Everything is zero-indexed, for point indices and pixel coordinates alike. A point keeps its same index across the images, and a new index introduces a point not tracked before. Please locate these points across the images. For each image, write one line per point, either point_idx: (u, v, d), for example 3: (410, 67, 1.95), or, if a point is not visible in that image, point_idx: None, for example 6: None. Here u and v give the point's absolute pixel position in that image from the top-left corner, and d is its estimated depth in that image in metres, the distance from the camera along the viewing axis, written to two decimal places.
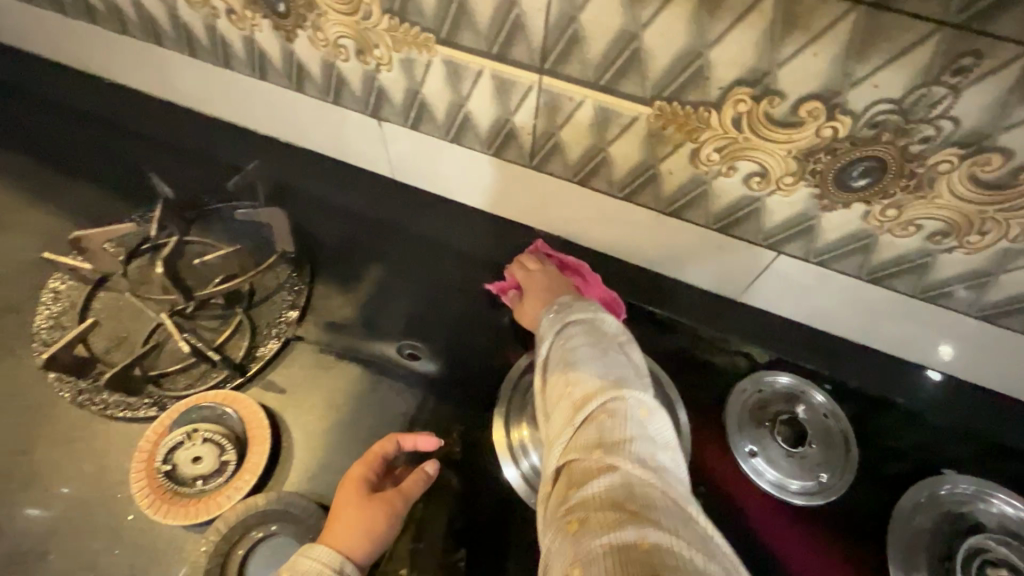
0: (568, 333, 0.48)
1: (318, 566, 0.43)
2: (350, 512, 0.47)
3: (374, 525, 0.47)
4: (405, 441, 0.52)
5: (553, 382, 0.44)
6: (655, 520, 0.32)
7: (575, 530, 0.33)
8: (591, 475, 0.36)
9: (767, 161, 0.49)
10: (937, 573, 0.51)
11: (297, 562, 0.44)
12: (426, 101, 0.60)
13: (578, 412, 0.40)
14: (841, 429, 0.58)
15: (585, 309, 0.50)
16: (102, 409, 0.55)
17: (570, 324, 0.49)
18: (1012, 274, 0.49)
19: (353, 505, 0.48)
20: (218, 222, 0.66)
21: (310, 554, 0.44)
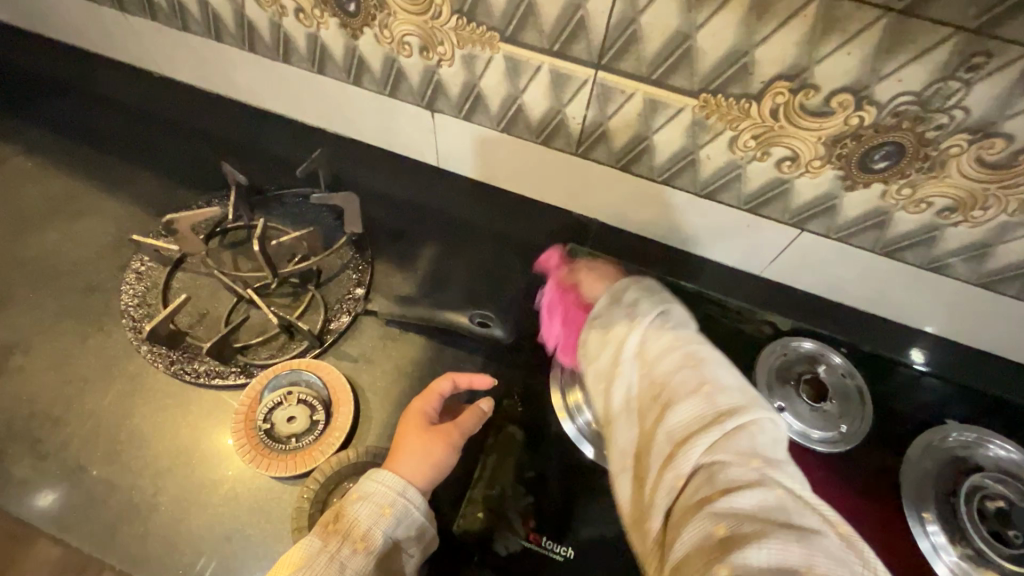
0: (675, 322, 0.50)
1: (384, 487, 0.49)
2: (411, 441, 0.53)
3: (433, 453, 0.52)
4: (460, 380, 0.57)
5: (675, 376, 0.44)
6: (816, 541, 0.35)
7: (727, 537, 0.35)
8: (742, 486, 0.37)
9: (798, 146, 0.55)
10: (944, 507, 0.59)
11: (365, 484, 0.49)
12: (482, 94, 0.65)
13: (719, 416, 0.41)
14: (856, 386, 0.66)
15: (665, 297, 0.53)
16: (194, 376, 0.60)
17: (670, 309, 0.51)
18: (1008, 245, 0.56)
19: (412, 436, 0.53)
20: (284, 207, 0.71)
21: (376, 477, 0.50)
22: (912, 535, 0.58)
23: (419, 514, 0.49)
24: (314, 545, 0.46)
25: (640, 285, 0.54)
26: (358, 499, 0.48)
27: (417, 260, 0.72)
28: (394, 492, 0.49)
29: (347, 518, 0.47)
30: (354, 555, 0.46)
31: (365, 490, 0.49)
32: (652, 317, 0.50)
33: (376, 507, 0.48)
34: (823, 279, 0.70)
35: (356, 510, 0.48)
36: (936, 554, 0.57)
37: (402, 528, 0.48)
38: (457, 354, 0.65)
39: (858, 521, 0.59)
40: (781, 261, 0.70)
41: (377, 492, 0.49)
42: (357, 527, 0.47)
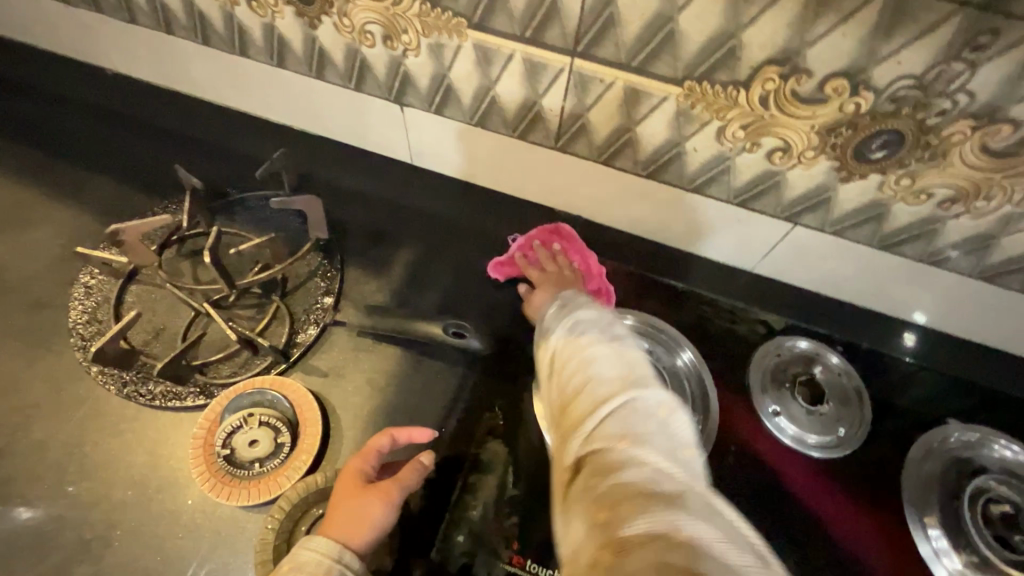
0: (580, 319, 0.50)
1: (315, 557, 0.44)
2: (345, 504, 0.48)
3: (367, 516, 0.47)
4: (399, 435, 0.53)
5: (568, 372, 0.46)
6: (686, 511, 0.35)
7: (604, 517, 0.35)
8: (618, 466, 0.38)
9: (790, 137, 0.51)
10: (947, 512, 0.56)
11: (297, 553, 0.44)
12: (452, 86, 0.61)
13: (595, 406, 0.42)
14: (854, 386, 0.62)
15: (585, 300, 0.53)
16: (150, 399, 0.56)
17: (580, 310, 0.52)
18: (1012, 237, 0.53)
19: (345, 499, 0.48)
20: (245, 212, 0.66)
21: (308, 546, 0.44)
22: (913, 540, 0.56)
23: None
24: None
25: (569, 296, 0.55)
26: (287, 572, 0.43)
27: (391, 264, 0.67)
28: (328, 562, 0.44)
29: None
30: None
31: (298, 559, 0.44)
32: (559, 321, 0.51)
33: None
34: (818, 274, 0.67)
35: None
36: (937, 559, 0.55)
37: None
38: (435, 365, 0.61)
39: (860, 529, 0.56)
40: (774, 256, 0.67)
41: (311, 560, 0.43)
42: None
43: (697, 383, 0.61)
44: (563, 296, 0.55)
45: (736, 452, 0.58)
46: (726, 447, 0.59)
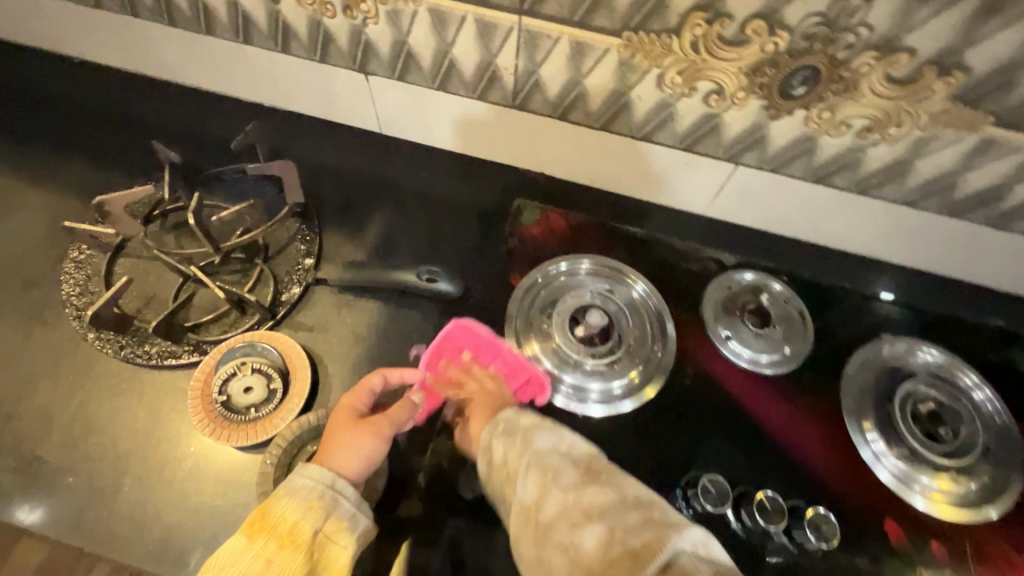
0: (553, 459, 0.49)
1: (311, 481, 0.48)
2: (338, 435, 0.53)
3: (359, 445, 0.52)
4: (390, 375, 0.58)
5: (576, 525, 0.43)
6: None
7: None
8: None
9: (722, 79, 0.56)
10: (881, 415, 0.63)
11: (293, 478, 0.49)
12: (412, 51, 0.64)
13: (631, 558, 0.39)
14: (797, 310, 0.68)
15: (538, 428, 0.53)
16: (147, 358, 0.59)
17: (540, 445, 0.51)
18: (926, 161, 0.59)
19: (340, 431, 0.53)
20: (223, 185, 0.69)
21: (304, 471, 0.49)
22: (856, 447, 0.61)
23: (351, 504, 0.49)
24: (237, 545, 0.45)
25: (510, 418, 0.54)
26: (284, 493, 0.47)
27: (366, 227, 0.72)
28: (321, 485, 0.48)
29: (272, 514, 0.46)
30: (282, 550, 0.45)
31: (294, 484, 0.48)
32: (525, 466, 0.49)
33: (304, 500, 0.47)
34: (764, 212, 0.72)
35: (281, 505, 0.47)
36: (878, 461, 0.60)
37: (332, 521, 0.48)
38: (413, 315, 0.66)
39: (809, 435, 0.62)
40: (722, 198, 0.72)
41: (305, 485, 0.48)
42: (284, 521, 0.46)
43: (657, 318, 0.66)
44: (506, 421, 0.54)
45: (692, 374, 0.64)
46: (683, 370, 0.64)
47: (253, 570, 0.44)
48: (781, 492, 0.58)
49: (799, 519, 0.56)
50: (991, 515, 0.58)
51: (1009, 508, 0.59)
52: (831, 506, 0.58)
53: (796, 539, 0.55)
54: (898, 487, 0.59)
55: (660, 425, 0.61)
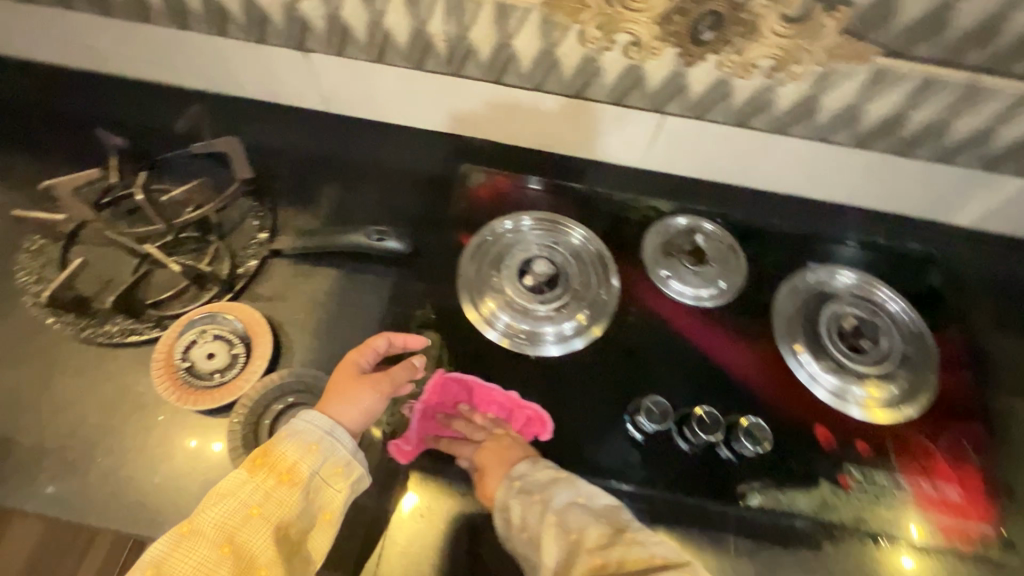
0: (577, 519, 0.51)
1: (311, 426, 0.50)
2: (340, 388, 0.55)
3: (360, 400, 0.54)
4: (394, 338, 0.60)
5: None
6: None
7: None
8: None
9: (637, 30, 0.60)
10: (810, 336, 0.68)
11: (294, 423, 0.50)
12: (347, 25, 0.67)
13: None
14: (730, 246, 0.74)
15: (558, 484, 0.55)
16: (109, 337, 0.61)
17: (560, 502, 0.53)
18: (829, 96, 0.64)
19: (343, 385, 0.55)
20: (173, 169, 0.71)
21: (306, 417, 0.51)
22: (791, 369, 0.66)
23: (347, 451, 0.50)
24: (237, 478, 0.47)
25: (528, 475, 0.56)
26: (286, 435, 0.49)
27: (319, 201, 0.74)
28: (321, 430, 0.50)
29: (274, 452, 0.48)
30: (280, 487, 0.47)
31: (294, 427, 0.50)
32: (547, 525, 0.52)
33: (304, 442, 0.49)
34: (696, 160, 0.77)
35: (282, 445, 0.48)
36: (813, 380, 0.66)
37: (329, 465, 0.49)
38: (369, 279, 0.69)
39: (747, 358, 0.67)
40: (656, 149, 0.76)
41: (306, 429, 0.50)
42: (284, 460, 0.48)
43: (601, 264, 0.70)
44: (523, 479, 0.56)
45: (635, 312, 0.68)
46: (627, 309, 0.69)
47: (251, 501, 0.46)
48: (721, 410, 0.63)
49: (733, 430, 0.61)
50: (911, 411, 0.65)
51: (924, 403, 0.65)
52: (768, 419, 0.63)
53: (734, 451, 0.59)
54: (833, 401, 0.65)
55: (609, 360, 0.65)
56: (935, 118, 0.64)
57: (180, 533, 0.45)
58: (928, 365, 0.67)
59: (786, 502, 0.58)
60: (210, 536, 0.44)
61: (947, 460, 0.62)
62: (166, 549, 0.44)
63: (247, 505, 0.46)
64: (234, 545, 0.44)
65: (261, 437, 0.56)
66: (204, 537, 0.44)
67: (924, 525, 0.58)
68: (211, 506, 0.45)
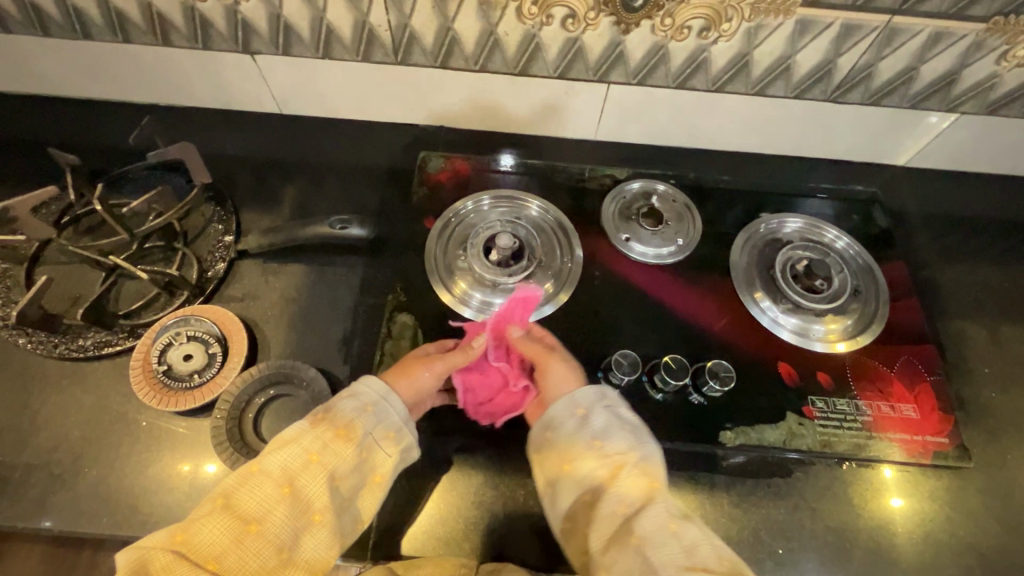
0: (656, 472, 0.50)
1: (369, 390, 0.53)
2: (404, 364, 0.58)
3: (419, 376, 0.57)
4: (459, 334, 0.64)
5: None
6: None
7: None
8: None
9: (571, 3, 0.63)
10: (769, 282, 0.71)
11: (355, 385, 0.53)
12: (289, 23, 0.68)
13: None
14: (685, 204, 0.76)
15: (645, 434, 0.53)
16: (84, 351, 0.61)
17: (646, 449, 0.51)
18: (760, 50, 0.67)
19: (407, 361, 0.58)
20: (131, 182, 0.71)
21: (365, 382, 0.54)
22: (756, 317, 0.69)
23: (399, 417, 0.52)
24: (302, 427, 0.48)
25: (619, 405, 0.55)
26: (346, 395, 0.52)
27: (282, 201, 0.76)
28: (377, 394, 0.52)
29: (336, 410, 0.50)
30: (338, 440, 0.48)
31: (354, 389, 0.53)
32: (630, 460, 0.50)
33: (361, 402, 0.51)
34: (645, 127, 0.80)
35: (343, 405, 0.51)
36: (776, 324, 0.69)
37: (381, 428, 0.51)
38: (339, 271, 0.71)
39: (709, 307, 0.70)
40: (606, 120, 0.79)
41: (364, 390, 0.52)
42: (343, 417, 0.50)
43: (564, 235, 0.72)
44: (616, 405, 0.55)
45: (601, 275, 0.71)
46: (593, 273, 0.71)
47: (312, 448, 0.47)
48: (689, 358, 0.66)
49: (700, 373, 0.63)
50: (867, 340, 0.68)
51: (878, 332, 0.69)
52: (734, 361, 0.66)
53: (703, 393, 0.62)
54: (795, 340, 0.68)
55: (578, 323, 0.68)
56: (861, 62, 0.68)
57: (247, 470, 0.46)
58: (878, 296, 0.71)
59: (757, 435, 0.61)
60: (274, 476, 0.45)
61: (903, 382, 0.66)
62: (232, 484, 0.45)
63: (310, 452, 0.47)
64: (294, 488, 0.45)
65: (246, 430, 0.57)
66: (270, 476, 0.45)
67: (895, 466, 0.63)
68: (277, 450, 0.47)
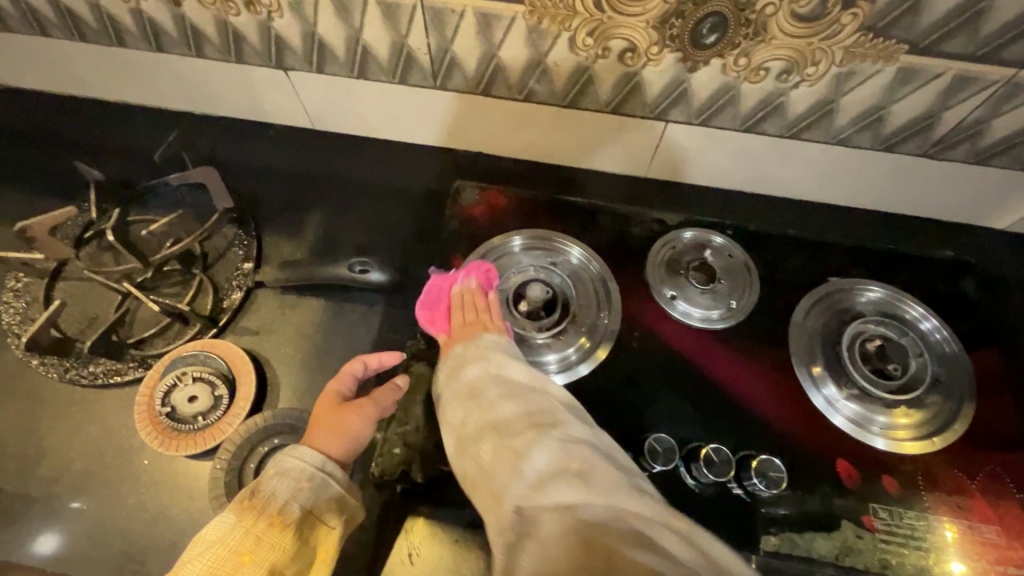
0: (480, 381, 0.50)
1: (301, 463, 0.47)
2: (330, 419, 0.53)
3: (353, 427, 0.52)
4: (370, 361, 0.58)
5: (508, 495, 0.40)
6: None
7: None
8: None
9: (632, 36, 0.56)
10: (830, 357, 0.63)
11: (284, 459, 0.47)
12: (323, 40, 0.63)
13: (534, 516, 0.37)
14: (742, 261, 0.68)
15: (474, 361, 0.53)
16: (94, 379, 0.60)
17: (470, 374, 0.51)
18: (849, 97, 0.58)
19: (330, 416, 0.53)
20: (156, 198, 0.69)
21: (295, 452, 0.48)
22: (809, 396, 0.61)
23: (340, 487, 0.48)
24: (225, 521, 0.44)
25: (459, 356, 0.54)
26: (273, 474, 0.46)
27: (306, 225, 0.72)
28: (313, 466, 0.47)
29: (263, 493, 0.45)
30: (271, 530, 0.44)
31: (282, 464, 0.47)
32: (455, 392, 0.51)
33: (293, 481, 0.46)
34: (703, 167, 0.72)
35: (270, 486, 0.45)
36: (831, 407, 0.61)
37: (321, 501, 0.47)
38: (357, 308, 0.66)
39: (761, 385, 0.62)
40: (659, 157, 0.71)
41: (294, 467, 0.47)
42: (274, 502, 0.45)
43: (602, 286, 0.66)
44: (455, 359, 0.54)
45: (639, 337, 0.64)
46: (631, 334, 0.64)
47: (241, 548, 0.43)
48: (732, 445, 0.59)
49: (746, 467, 0.56)
50: (940, 444, 0.59)
51: (957, 434, 0.60)
52: (783, 452, 0.58)
53: (747, 489, 0.55)
54: (851, 429, 0.60)
55: (610, 390, 0.61)
56: (970, 118, 0.58)
57: None
58: (962, 390, 0.62)
59: (805, 545, 0.54)
60: None
61: (985, 496, 0.56)
62: None
63: (238, 552, 0.42)
64: None
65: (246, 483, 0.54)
66: None
67: (954, 525, 0.55)
68: (201, 554, 0.42)
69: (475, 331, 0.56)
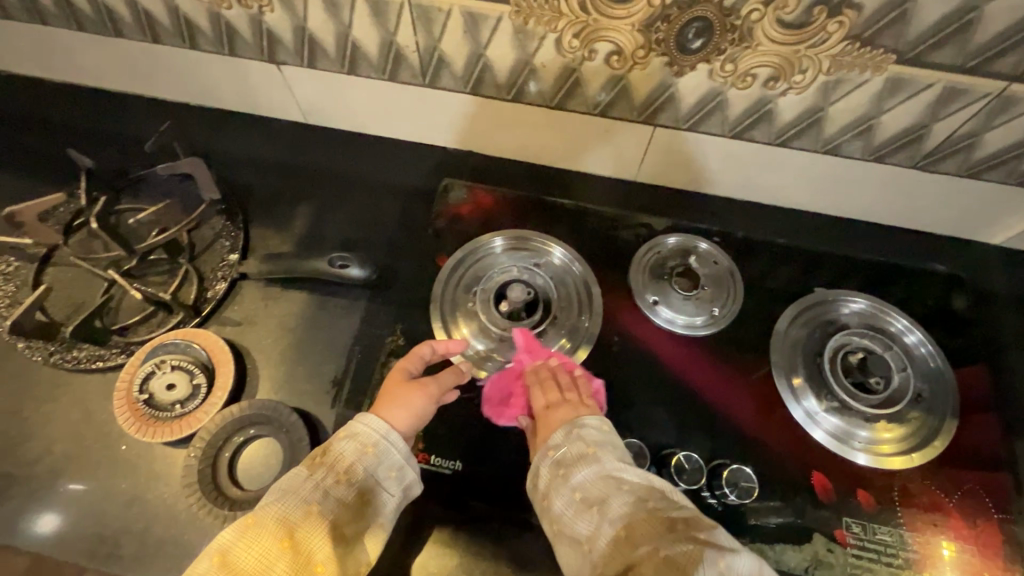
0: (599, 488, 0.45)
1: (369, 429, 0.49)
2: (395, 393, 0.53)
3: (418, 405, 0.52)
4: (438, 345, 0.58)
5: None
6: None
7: None
8: None
9: (618, 39, 0.56)
10: (812, 368, 0.62)
11: (353, 424, 0.49)
12: (314, 36, 0.63)
13: None
14: (727, 268, 0.68)
15: (583, 459, 0.48)
16: (76, 363, 0.60)
17: (582, 478, 0.46)
18: (838, 106, 0.57)
19: (397, 390, 0.53)
20: (148, 187, 0.70)
21: (362, 419, 0.49)
22: (788, 408, 0.61)
23: (401, 457, 0.49)
24: (300, 474, 0.46)
25: (562, 448, 0.49)
26: (343, 436, 0.48)
27: (294, 218, 0.72)
28: (377, 434, 0.48)
29: (334, 451, 0.47)
30: (339, 486, 0.46)
31: (353, 429, 0.49)
32: (568, 497, 0.46)
33: (360, 444, 0.48)
34: (692, 172, 0.71)
35: (340, 447, 0.48)
36: (811, 420, 0.60)
37: (383, 467, 0.48)
38: (340, 302, 0.66)
39: (740, 394, 0.62)
40: (649, 161, 0.71)
41: (362, 432, 0.49)
42: (343, 459, 0.47)
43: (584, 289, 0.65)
44: (558, 451, 0.49)
45: (619, 341, 0.64)
46: (611, 338, 0.64)
47: (310, 498, 0.45)
48: (708, 453, 0.58)
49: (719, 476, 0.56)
50: (921, 460, 0.58)
51: (939, 451, 0.59)
52: (758, 463, 0.58)
53: (718, 498, 0.55)
54: (831, 443, 0.59)
55: None
56: (960, 131, 0.57)
57: (245, 523, 0.44)
58: (944, 406, 0.61)
59: (774, 556, 0.53)
60: (273, 529, 0.43)
61: (963, 515, 0.55)
62: (230, 538, 0.43)
63: (309, 502, 0.45)
64: (294, 541, 0.43)
65: (218, 471, 0.54)
66: (270, 528, 0.43)
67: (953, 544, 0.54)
68: (275, 500, 0.44)
69: (567, 417, 0.52)
